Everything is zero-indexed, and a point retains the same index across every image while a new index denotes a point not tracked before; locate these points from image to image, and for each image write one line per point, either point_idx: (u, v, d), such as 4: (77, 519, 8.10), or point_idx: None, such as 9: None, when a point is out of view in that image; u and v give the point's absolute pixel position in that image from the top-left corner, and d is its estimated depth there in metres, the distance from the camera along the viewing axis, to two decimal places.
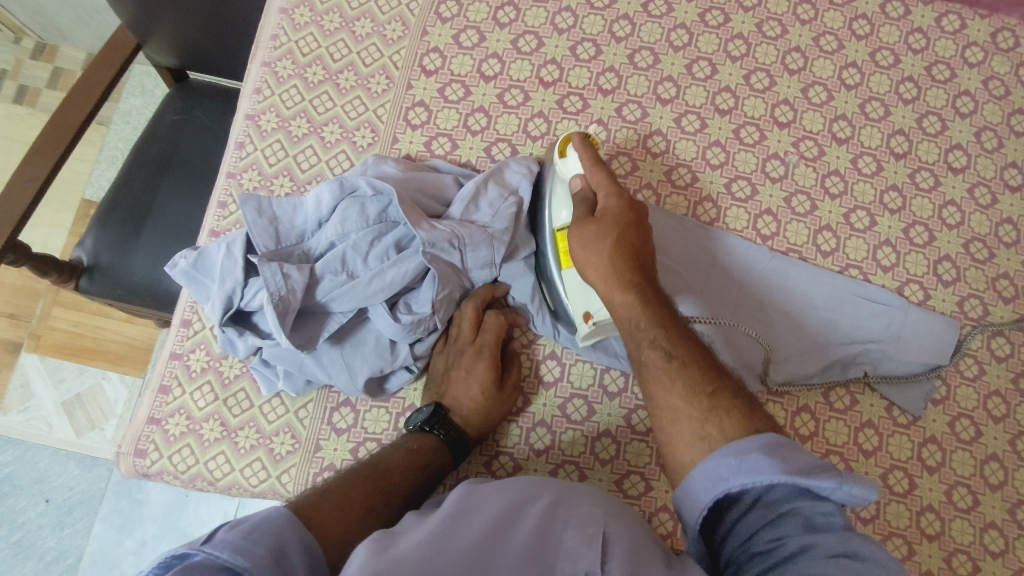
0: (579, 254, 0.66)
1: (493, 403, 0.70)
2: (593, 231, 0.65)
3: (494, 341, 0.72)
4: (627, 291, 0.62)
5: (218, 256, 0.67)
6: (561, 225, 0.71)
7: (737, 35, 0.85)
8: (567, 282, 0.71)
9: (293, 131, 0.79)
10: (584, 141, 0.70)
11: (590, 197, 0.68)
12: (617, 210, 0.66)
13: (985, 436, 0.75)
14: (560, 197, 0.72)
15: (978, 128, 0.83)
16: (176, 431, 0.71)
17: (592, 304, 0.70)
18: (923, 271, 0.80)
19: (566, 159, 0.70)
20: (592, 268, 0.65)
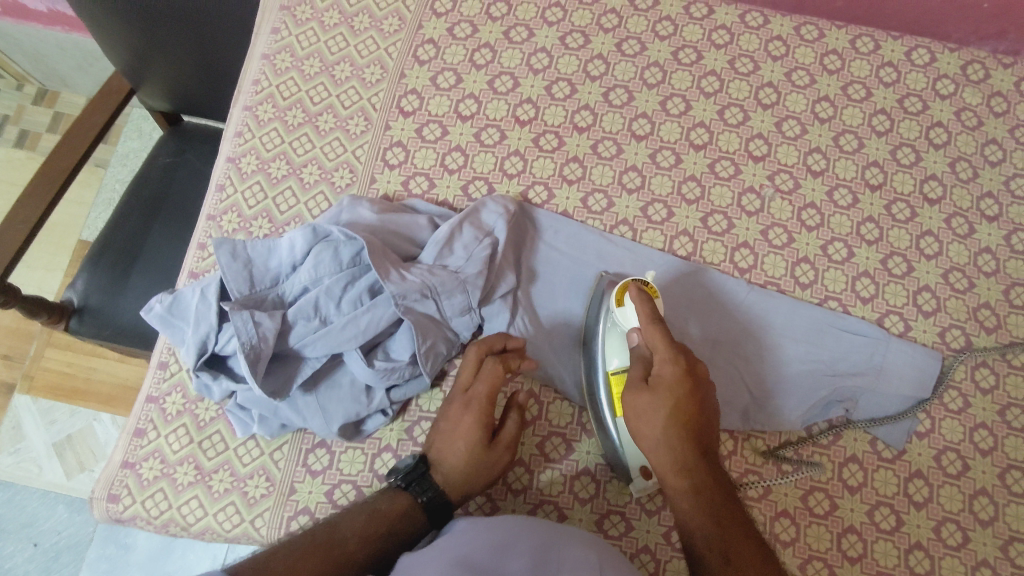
0: (632, 425, 0.64)
1: (481, 464, 0.67)
2: (645, 402, 0.63)
3: (486, 394, 0.67)
4: (683, 478, 0.60)
5: (192, 299, 0.68)
6: (616, 367, 0.69)
7: (710, 72, 0.86)
8: (620, 431, 0.68)
9: (272, 173, 0.81)
10: (642, 290, 0.67)
11: (647, 356, 0.67)
12: (674, 376, 0.63)
13: (972, 470, 0.74)
14: (615, 339, 0.69)
15: (953, 158, 0.84)
16: (150, 475, 0.71)
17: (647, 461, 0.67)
18: (903, 302, 0.79)
19: (625, 308, 0.68)
20: (647, 441, 0.62)
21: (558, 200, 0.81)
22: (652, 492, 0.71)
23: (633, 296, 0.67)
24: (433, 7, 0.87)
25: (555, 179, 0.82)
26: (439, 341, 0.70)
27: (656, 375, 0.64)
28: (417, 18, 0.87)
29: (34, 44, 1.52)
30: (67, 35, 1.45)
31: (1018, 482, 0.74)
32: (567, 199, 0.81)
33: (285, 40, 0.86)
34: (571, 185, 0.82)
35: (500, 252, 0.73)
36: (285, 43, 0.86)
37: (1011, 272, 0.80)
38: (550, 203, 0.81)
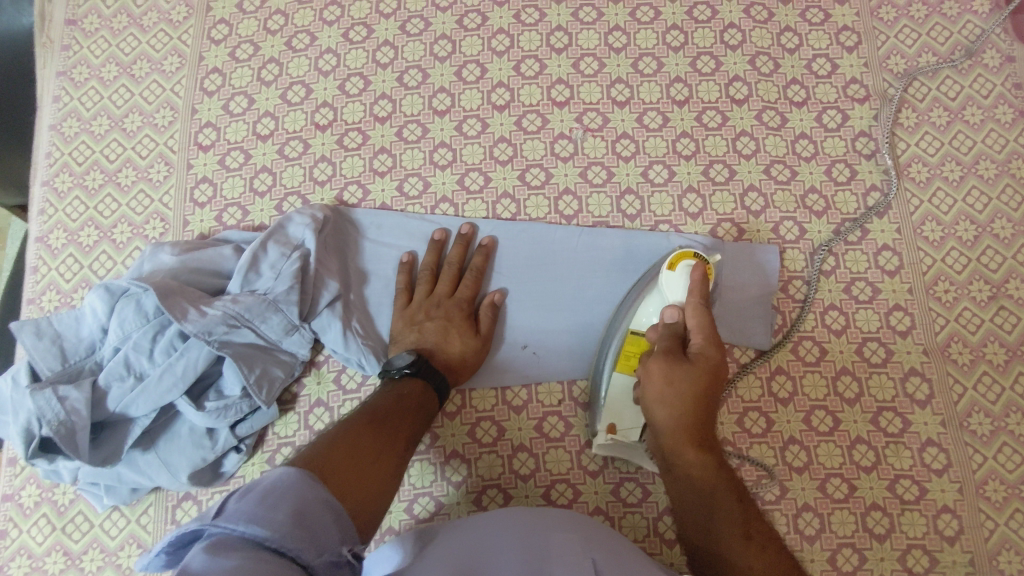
0: (654, 387, 0.63)
1: (469, 349, 0.73)
2: (678, 369, 0.62)
3: (471, 295, 0.75)
4: (701, 451, 0.61)
5: (5, 389, 0.66)
6: (639, 328, 0.69)
7: (498, 30, 0.85)
8: (612, 387, 0.69)
9: (83, 242, 0.79)
10: (705, 270, 0.66)
11: (679, 333, 0.65)
12: (716, 360, 0.63)
13: (830, 352, 0.75)
14: (654, 302, 0.68)
15: (751, 56, 0.84)
16: (20, 573, 0.69)
17: (620, 419, 0.68)
18: (731, 207, 0.79)
19: (674, 275, 0.66)
20: (660, 410, 0.62)
21: (374, 194, 0.80)
22: (523, 457, 0.72)
23: (695, 273, 0.65)
24: (210, 35, 0.86)
25: (367, 175, 0.81)
26: (270, 365, 0.70)
27: (694, 354, 0.63)
28: (196, 51, 0.85)
29: None
30: None
31: (875, 353, 0.74)
32: (382, 191, 0.80)
33: (69, 106, 0.84)
34: (384, 177, 0.81)
35: (313, 262, 0.72)
36: (68, 109, 0.84)
37: (829, 152, 0.81)
38: (367, 199, 0.80)
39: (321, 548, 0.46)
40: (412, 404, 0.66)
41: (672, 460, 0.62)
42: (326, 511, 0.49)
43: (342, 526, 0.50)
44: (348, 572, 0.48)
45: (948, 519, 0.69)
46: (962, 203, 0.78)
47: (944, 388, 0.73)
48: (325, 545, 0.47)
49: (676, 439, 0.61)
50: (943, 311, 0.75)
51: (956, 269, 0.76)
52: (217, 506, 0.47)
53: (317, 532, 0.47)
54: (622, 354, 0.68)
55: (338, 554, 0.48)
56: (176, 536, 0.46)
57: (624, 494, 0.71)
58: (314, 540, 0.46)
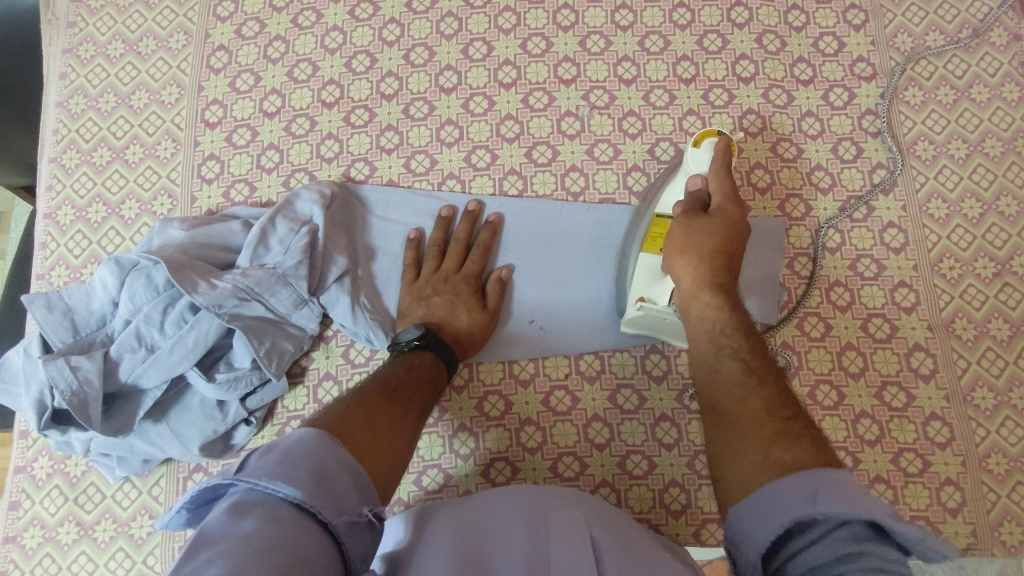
0: (676, 241, 0.65)
1: (477, 323, 0.73)
2: (700, 227, 0.64)
3: (478, 270, 0.76)
4: (719, 293, 0.62)
5: (18, 362, 0.67)
6: (665, 211, 0.69)
7: (505, 8, 0.85)
8: (640, 267, 0.69)
9: (91, 218, 0.79)
10: (726, 144, 0.66)
11: (703, 199, 0.66)
12: (735, 214, 0.65)
13: (835, 328, 0.75)
14: (679, 181, 0.70)
15: (758, 34, 0.84)
16: (34, 544, 0.70)
17: (647, 292, 0.69)
18: (738, 185, 0.80)
19: (699, 151, 0.67)
20: (681, 266, 0.64)
21: (381, 171, 0.80)
22: (530, 431, 0.73)
23: (716, 145, 0.66)
24: (216, 13, 0.85)
25: (374, 152, 0.81)
26: (280, 339, 0.70)
27: (716, 211, 0.65)
28: (202, 28, 0.85)
29: None
30: None
31: (880, 328, 0.75)
32: (389, 168, 0.80)
33: (75, 83, 0.84)
34: (390, 154, 0.81)
35: (321, 237, 0.72)
36: (74, 86, 0.84)
37: (836, 129, 0.81)
38: (374, 176, 0.80)
39: (341, 508, 0.47)
40: (422, 377, 0.67)
41: (693, 310, 0.63)
42: (346, 473, 0.50)
43: (363, 489, 0.51)
44: (369, 531, 0.49)
45: (951, 491, 0.70)
46: (968, 180, 0.78)
47: (948, 363, 0.73)
48: (344, 506, 0.47)
49: (698, 288, 0.63)
50: (948, 287, 0.76)
51: (961, 245, 0.77)
52: (239, 464, 0.48)
53: (336, 493, 0.48)
54: (648, 234, 0.69)
55: (359, 514, 0.48)
56: (197, 493, 0.47)
57: (630, 467, 0.71)
58: (333, 500, 0.47)
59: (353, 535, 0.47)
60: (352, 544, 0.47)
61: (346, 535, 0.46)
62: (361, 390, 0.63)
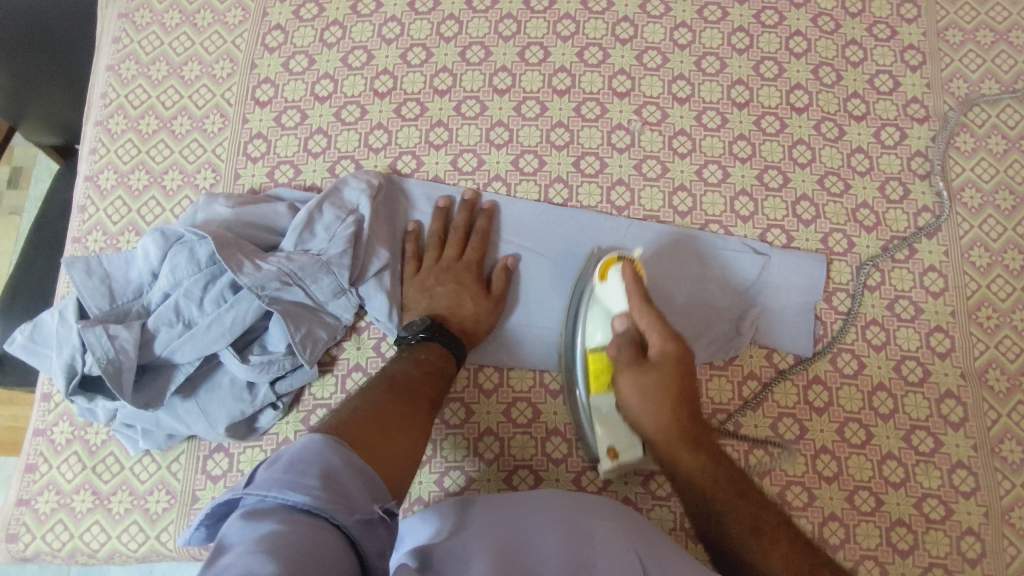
0: (636, 404, 0.64)
1: (483, 312, 0.73)
2: (652, 382, 0.64)
3: (478, 258, 0.76)
4: (696, 454, 0.61)
5: (52, 324, 0.66)
6: (597, 345, 0.69)
7: (565, 15, 0.85)
8: (595, 408, 0.69)
9: (132, 185, 0.79)
10: (633, 268, 0.67)
11: (638, 338, 0.66)
12: (675, 353, 0.64)
13: (868, 366, 0.75)
14: (598, 318, 0.69)
15: (815, 65, 0.84)
16: (48, 509, 0.69)
17: (617, 439, 0.68)
18: (783, 214, 0.80)
19: (609, 285, 0.68)
20: (645, 419, 0.64)
21: (427, 166, 0.80)
22: (556, 441, 0.72)
23: (626, 273, 0.67)
24: None
25: (422, 146, 0.80)
26: (315, 326, 0.69)
27: (656, 355, 0.64)
28: (260, 6, 0.85)
29: None
30: None
31: (913, 371, 0.75)
32: (436, 163, 0.80)
33: (128, 49, 0.83)
34: (439, 150, 0.80)
35: (366, 228, 0.72)
36: (127, 51, 0.83)
37: (884, 168, 0.81)
38: (420, 170, 0.80)
39: (352, 507, 0.45)
40: (426, 369, 0.66)
41: (672, 469, 0.62)
42: (357, 476, 0.48)
43: (369, 487, 0.49)
44: (384, 528, 0.47)
45: (971, 540, 0.70)
46: (1011, 231, 0.78)
47: (978, 413, 0.73)
48: (356, 506, 0.46)
49: (665, 440, 0.63)
50: (983, 336, 0.76)
51: (999, 296, 0.77)
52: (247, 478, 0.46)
53: (348, 495, 0.46)
54: (591, 377, 0.69)
55: (372, 512, 0.47)
56: (213, 509, 0.46)
57: (653, 487, 0.71)
58: (344, 501, 0.45)
59: (368, 535, 0.45)
60: (368, 543, 0.45)
61: (361, 535, 0.45)
62: (367, 391, 0.62)
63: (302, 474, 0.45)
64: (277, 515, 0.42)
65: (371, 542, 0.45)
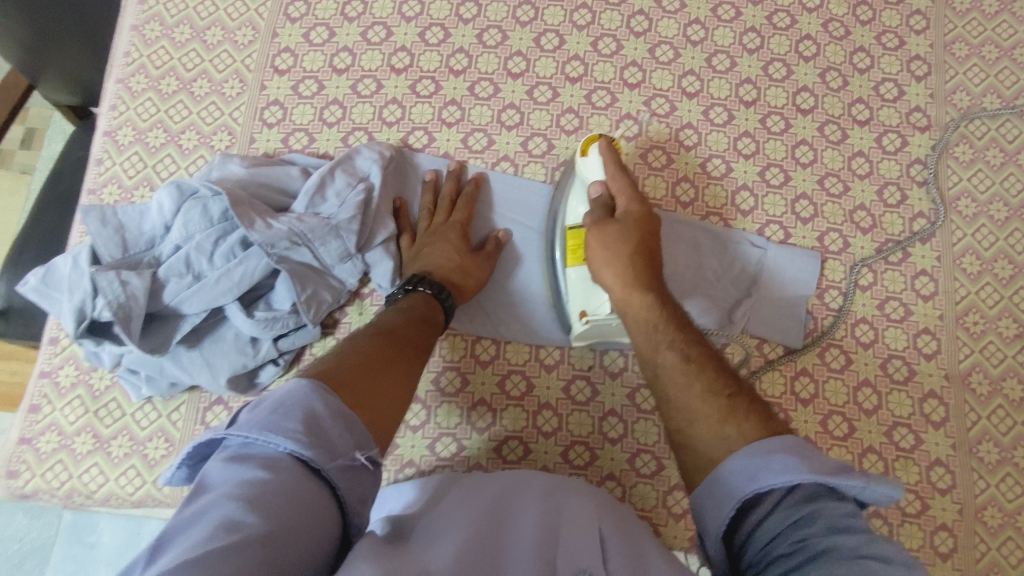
0: (599, 254, 0.70)
1: (472, 267, 0.74)
2: (614, 231, 0.69)
3: (465, 218, 0.77)
4: (646, 292, 0.66)
5: (64, 268, 0.68)
6: (576, 222, 0.75)
7: (582, 5, 0.87)
8: (570, 278, 0.74)
9: (150, 142, 0.81)
10: (609, 144, 0.74)
11: (609, 203, 0.72)
12: (638, 212, 0.70)
13: (856, 363, 0.77)
14: (579, 192, 0.76)
15: (823, 69, 0.86)
16: (48, 448, 0.71)
17: (588, 302, 0.73)
18: (782, 210, 0.81)
19: (589, 158, 0.74)
20: (607, 277, 0.69)
21: (438, 143, 0.82)
22: (547, 415, 0.74)
23: (602, 147, 0.73)
24: None
25: (435, 123, 0.82)
26: (320, 288, 0.71)
27: (622, 213, 0.71)
28: None
29: None
30: None
31: (898, 370, 0.77)
32: (447, 140, 0.82)
33: (153, 10, 0.85)
34: (450, 128, 0.82)
35: (376, 197, 0.74)
36: (152, 12, 0.85)
37: (883, 173, 0.83)
38: (431, 146, 0.82)
39: (335, 454, 0.46)
40: (416, 317, 0.67)
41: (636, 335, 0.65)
42: (340, 420, 0.48)
43: (354, 431, 0.48)
44: (367, 475, 0.48)
45: (944, 536, 0.72)
46: (1003, 242, 0.80)
47: (960, 414, 0.75)
48: (339, 451, 0.46)
49: (625, 288, 0.67)
50: (969, 341, 0.77)
51: (987, 302, 0.79)
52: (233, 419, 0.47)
53: (331, 439, 0.46)
54: (569, 248, 0.74)
55: (354, 459, 0.47)
56: (197, 447, 0.47)
57: (639, 465, 0.73)
58: (327, 446, 0.46)
59: (348, 480, 0.46)
60: (348, 489, 0.46)
61: (341, 480, 0.46)
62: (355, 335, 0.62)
63: (285, 419, 0.46)
64: (258, 460, 0.44)
65: (352, 487, 0.46)
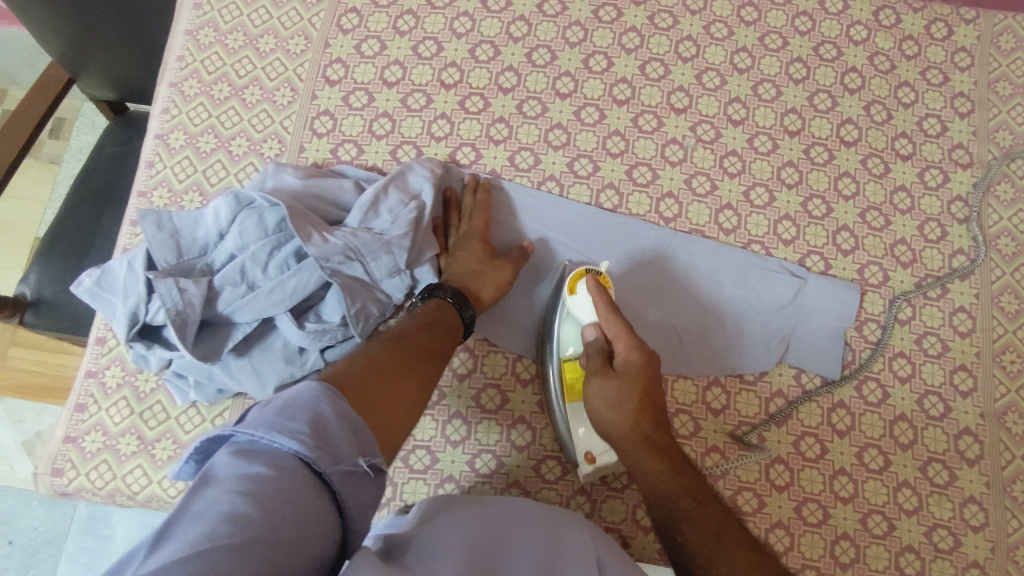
0: (599, 407, 0.66)
1: (486, 273, 0.73)
2: (616, 390, 0.65)
3: (482, 227, 0.76)
4: (660, 458, 0.62)
5: (120, 272, 0.69)
6: (570, 356, 0.72)
7: (631, 28, 0.88)
8: (569, 415, 0.71)
9: (201, 147, 0.81)
10: (597, 281, 0.70)
11: (605, 345, 0.68)
12: (640, 363, 0.66)
13: (892, 397, 0.77)
14: (572, 329, 0.72)
15: (867, 102, 0.87)
16: (93, 448, 0.72)
17: (594, 445, 0.70)
18: (823, 242, 0.82)
19: (577, 297, 0.71)
20: (613, 427, 0.65)
21: (485, 159, 0.83)
22: None
23: (589, 285, 0.69)
24: None
25: (482, 140, 0.83)
26: (369, 302, 0.72)
27: (621, 363, 0.66)
28: None
29: None
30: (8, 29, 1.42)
31: (934, 406, 0.77)
32: (494, 158, 0.83)
33: (208, 15, 0.86)
34: (498, 145, 0.83)
35: (427, 214, 0.74)
36: (207, 18, 0.86)
37: (925, 208, 0.84)
38: (478, 162, 0.83)
39: (338, 457, 0.42)
40: (430, 322, 0.66)
41: (637, 469, 0.63)
42: (348, 426, 0.45)
43: (361, 438, 0.45)
44: (370, 483, 0.44)
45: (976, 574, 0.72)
46: None
47: (994, 452, 0.76)
48: (343, 456, 0.43)
49: (630, 444, 0.64)
50: (1005, 379, 0.78)
51: None
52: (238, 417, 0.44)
53: (336, 443, 0.43)
54: (567, 386, 0.71)
55: (356, 466, 0.43)
56: (200, 445, 0.43)
57: None
58: (332, 449, 0.42)
59: (351, 486, 0.43)
60: (349, 495, 0.43)
61: (343, 487, 0.42)
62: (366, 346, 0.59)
63: (291, 420, 0.42)
64: (263, 460, 0.40)
65: (353, 494, 0.43)
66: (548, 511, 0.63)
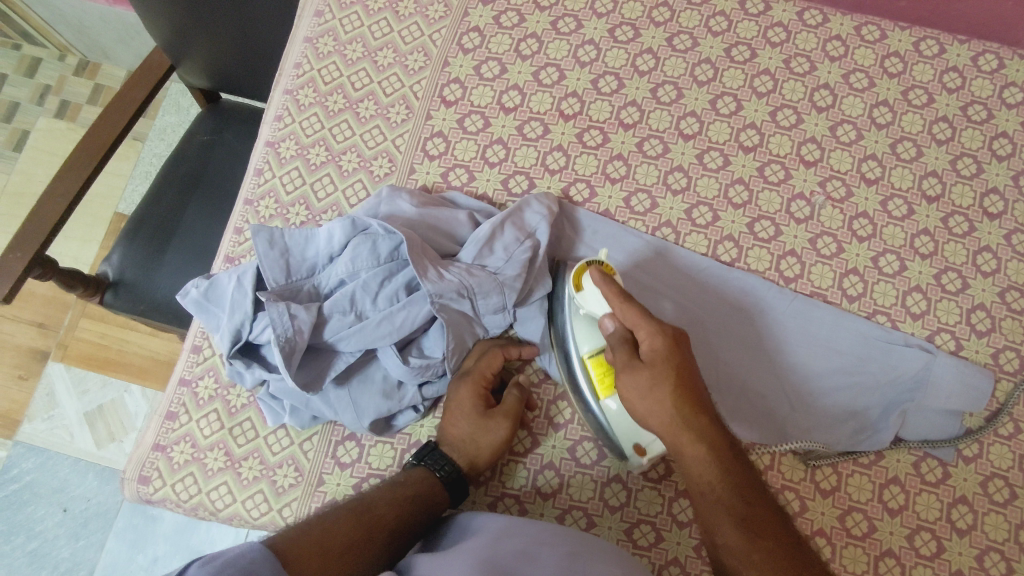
0: (638, 405, 0.60)
1: (480, 433, 0.67)
2: (647, 380, 0.59)
3: (484, 370, 0.69)
4: (698, 441, 0.58)
5: (229, 286, 0.67)
6: (595, 350, 0.66)
7: (764, 71, 0.83)
8: (608, 414, 0.66)
9: (311, 159, 0.80)
10: (601, 270, 0.64)
11: (627, 334, 0.63)
12: (666, 345, 0.60)
13: (1021, 499, 0.70)
14: (585, 324, 0.67)
15: (1016, 172, 0.80)
16: (181, 459, 0.71)
17: (640, 436, 0.65)
18: (955, 319, 0.76)
19: (585, 291, 0.65)
20: (647, 415, 0.60)
21: (599, 198, 0.79)
22: (684, 503, 0.68)
23: (595, 278, 0.63)
24: None
25: (598, 177, 0.79)
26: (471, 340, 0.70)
27: (647, 352, 0.60)
28: (463, 5, 0.85)
29: (77, 16, 1.51)
30: (111, 8, 1.44)
31: None
32: (609, 197, 0.79)
33: (330, 24, 0.85)
34: (614, 184, 0.79)
35: (541, 254, 0.71)
36: (329, 26, 0.85)
37: None
38: (591, 201, 0.79)
39: None
40: (405, 495, 0.62)
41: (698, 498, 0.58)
42: None
43: None
44: None
45: None
46: None
47: None
48: None
49: (674, 432, 0.59)
50: None
51: None
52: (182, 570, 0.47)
53: None
54: (598, 382, 0.66)
55: None
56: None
57: None
58: None
59: None
60: None
61: None
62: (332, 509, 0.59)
63: None
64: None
65: None
66: (586, 535, 0.60)
